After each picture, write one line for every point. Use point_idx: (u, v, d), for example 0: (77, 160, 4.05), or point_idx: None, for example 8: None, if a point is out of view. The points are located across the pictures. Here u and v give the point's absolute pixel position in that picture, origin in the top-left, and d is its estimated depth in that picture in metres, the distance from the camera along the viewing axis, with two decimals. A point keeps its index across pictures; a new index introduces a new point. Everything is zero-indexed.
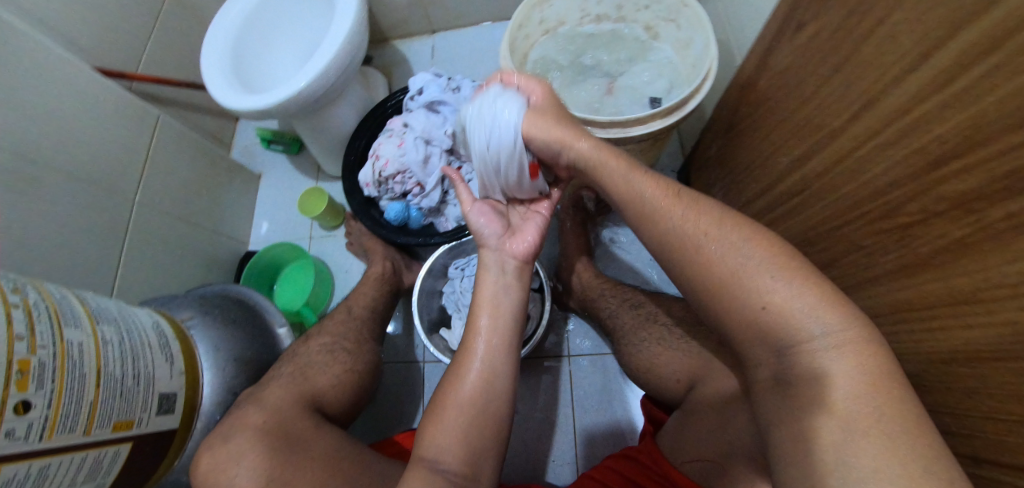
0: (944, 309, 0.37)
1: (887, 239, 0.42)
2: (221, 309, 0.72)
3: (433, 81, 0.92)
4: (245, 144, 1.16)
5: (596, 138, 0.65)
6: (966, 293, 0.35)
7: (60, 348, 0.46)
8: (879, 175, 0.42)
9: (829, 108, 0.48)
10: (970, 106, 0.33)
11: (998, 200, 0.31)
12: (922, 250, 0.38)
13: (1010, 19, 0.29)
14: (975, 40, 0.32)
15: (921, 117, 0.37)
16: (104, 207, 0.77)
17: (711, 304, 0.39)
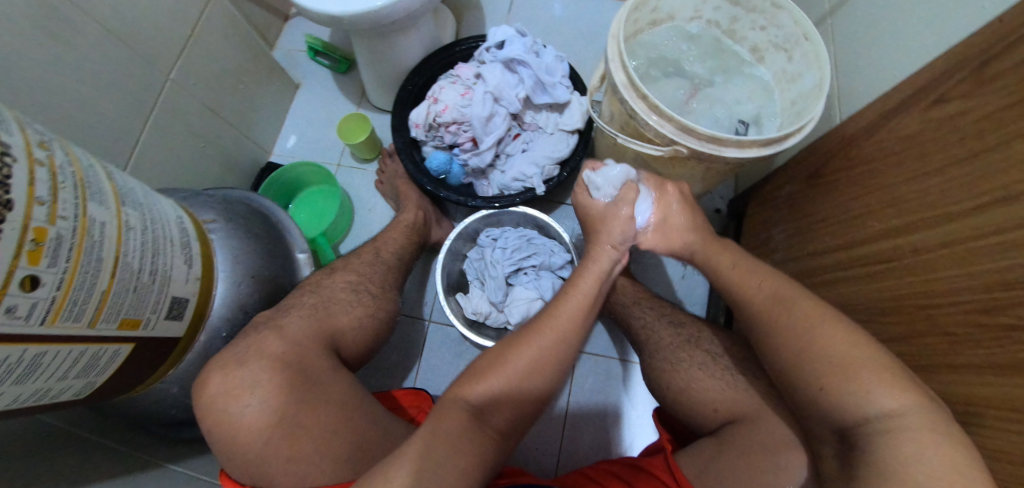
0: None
1: (967, 335, 0.42)
2: (245, 220, 0.67)
3: (518, 38, 0.85)
4: (289, 49, 1.08)
5: (688, 149, 0.61)
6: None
7: (81, 225, 0.40)
8: (977, 269, 0.42)
9: (952, 189, 0.46)
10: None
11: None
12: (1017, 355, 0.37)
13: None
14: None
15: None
16: (134, 76, 0.69)
17: (784, 361, 0.40)
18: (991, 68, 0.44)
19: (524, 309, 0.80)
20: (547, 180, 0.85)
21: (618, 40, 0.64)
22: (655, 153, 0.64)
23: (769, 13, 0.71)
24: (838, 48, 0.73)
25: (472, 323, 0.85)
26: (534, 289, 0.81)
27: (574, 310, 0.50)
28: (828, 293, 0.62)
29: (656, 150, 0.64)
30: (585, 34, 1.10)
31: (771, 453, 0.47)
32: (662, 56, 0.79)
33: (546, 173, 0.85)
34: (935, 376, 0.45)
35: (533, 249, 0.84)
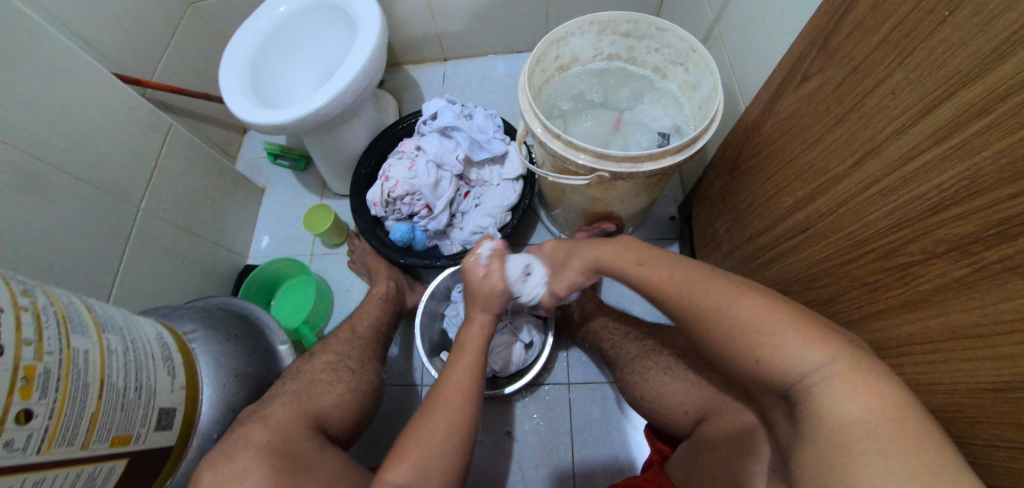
0: (946, 346, 0.38)
1: (881, 280, 0.45)
2: (223, 323, 0.71)
3: (447, 108, 0.95)
4: (251, 158, 1.18)
5: (608, 173, 0.68)
6: (968, 329, 0.36)
7: (66, 355, 0.44)
8: (869, 218, 0.46)
9: (830, 154, 0.51)
10: (969, 159, 0.35)
11: (996, 244, 0.33)
12: (920, 288, 0.40)
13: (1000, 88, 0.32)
14: (971, 100, 0.35)
15: (919, 168, 0.40)
16: (107, 212, 0.76)
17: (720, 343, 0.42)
18: (830, 45, 0.51)
19: (506, 354, 0.82)
20: (502, 228, 0.93)
21: (527, 93, 0.74)
22: (580, 183, 0.71)
23: (657, 37, 0.80)
24: (725, 53, 0.82)
25: None
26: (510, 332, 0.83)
27: (459, 382, 0.55)
28: (771, 271, 0.65)
29: (581, 180, 0.72)
30: (514, 87, 1.20)
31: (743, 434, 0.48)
32: (575, 96, 0.88)
33: (501, 222, 0.93)
34: (869, 326, 0.48)
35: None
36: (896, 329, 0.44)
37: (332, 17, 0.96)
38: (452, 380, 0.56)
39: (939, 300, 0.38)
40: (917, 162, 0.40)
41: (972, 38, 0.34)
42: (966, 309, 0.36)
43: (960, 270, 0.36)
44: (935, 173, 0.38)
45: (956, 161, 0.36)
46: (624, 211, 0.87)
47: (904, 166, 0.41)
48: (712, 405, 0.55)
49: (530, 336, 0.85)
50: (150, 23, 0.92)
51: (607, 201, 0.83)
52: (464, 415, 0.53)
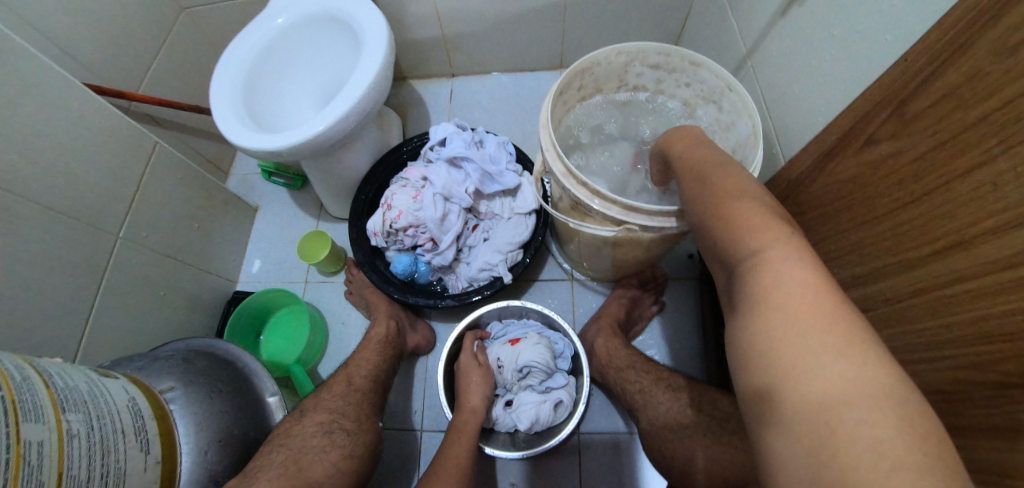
0: (1018, 481, 0.34)
1: (962, 389, 0.40)
2: (207, 377, 0.64)
3: (457, 134, 0.90)
4: (244, 173, 1.10)
5: (639, 226, 0.63)
6: None
7: (16, 452, 0.38)
8: (952, 319, 0.41)
9: (903, 235, 0.46)
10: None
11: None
12: (1008, 415, 0.36)
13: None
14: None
15: (1017, 281, 0.34)
16: (81, 245, 0.69)
17: None
18: (906, 112, 0.45)
19: (531, 413, 0.77)
20: (513, 267, 0.88)
21: (548, 131, 0.68)
22: (608, 234, 0.67)
23: (689, 72, 0.74)
24: (761, 93, 0.76)
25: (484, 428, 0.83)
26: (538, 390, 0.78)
27: None
28: None
29: (608, 231, 0.67)
30: (525, 108, 1.14)
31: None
32: (595, 129, 0.82)
33: (510, 259, 0.88)
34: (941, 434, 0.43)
35: (518, 348, 0.82)
36: (977, 448, 0.39)
37: (335, 30, 0.88)
38: None
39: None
40: (1019, 271, 0.34)
41: None
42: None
43: None
44: None
45: None
46: (644, 255, 0.82)
47: (1003, 271, 0.36)
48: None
49: (557, 395, 0.79)
50: (136, 30, 0.84)
51: (629, 247, 0.77)
52: None
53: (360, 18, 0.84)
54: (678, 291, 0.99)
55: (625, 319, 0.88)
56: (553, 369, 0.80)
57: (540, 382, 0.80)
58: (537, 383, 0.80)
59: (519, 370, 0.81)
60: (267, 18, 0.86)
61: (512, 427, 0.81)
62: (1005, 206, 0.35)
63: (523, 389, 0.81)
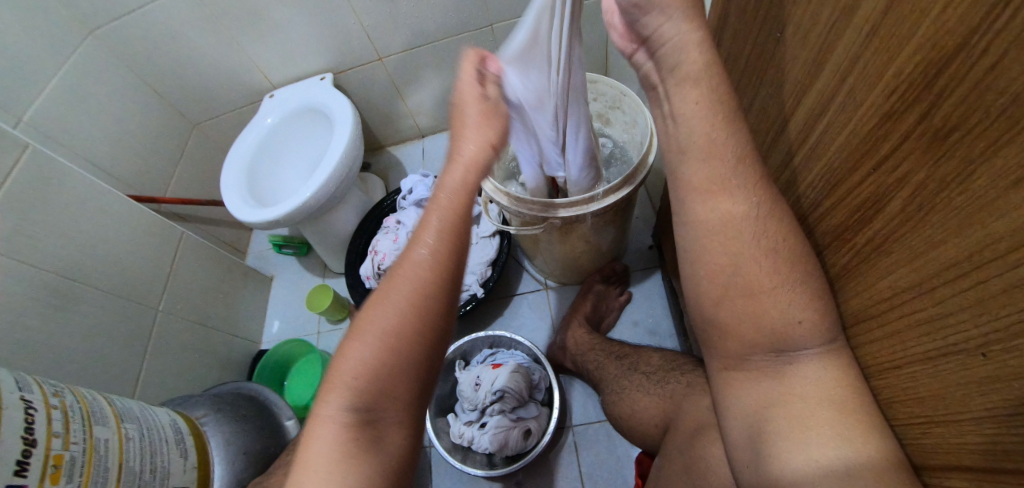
0: (870, 320, 0.40)
1: None
2: (233, 405, 0.77)
3: (421, 182, 1.07)
4: (259, 251, 1.30)
5: (561, 217, 0.75)
6: (871, 303, 0.39)
7: (89, 444, 0.52)
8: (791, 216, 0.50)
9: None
10: (841, 135, 0.39)
11: (877, 210, 0.37)
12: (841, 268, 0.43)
13: (843, 66, 0.37)
14: (829, 80, 0.39)
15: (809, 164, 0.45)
16: (128, 317, 0.85)
17: None
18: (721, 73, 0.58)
19: (501, 436, 0.84)
20: (485, 282, 1.00)
21: None
22: (538, 230, 0.79)
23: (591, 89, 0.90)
24: None
25: (458, 446, 0.90)
26: (511, 417, 0.86)
27: (401, 312, 0.41)
28: None
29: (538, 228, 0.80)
30: None
31: (696, 439, 0.49)
32: None
33: (483, 276, 1.00)
34: None
35: (498, 373, 0.89)
36: None
37: (314, 118, 1.10)
38: (393, 301, 0.42)
39: (848, 279, 0.42)
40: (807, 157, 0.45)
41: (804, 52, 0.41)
42: (882, 279, 0.37)
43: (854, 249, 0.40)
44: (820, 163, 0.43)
45: (830, 151, 0.41)
46: (593, 246, 0.93)
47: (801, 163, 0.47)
48: (673, 414, 0.56)
49: (527, 423, 0.86)
50: (160, 148, 1.08)
51: (574, 241, 0.89)
52: (405, 333, 0.41)
53: (331, 105, 1.05)
54: (644, 280, 1.07)
55: (593, 312, 0.97)
56: (526, 400, 0.88)
57: (513, 410, 0.86)
58: (509, 409, 0.87)
59: (494, 394, 0.87)
60: (261, 121, 1.08)
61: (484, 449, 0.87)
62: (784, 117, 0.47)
63: (495, 412, 0.86)
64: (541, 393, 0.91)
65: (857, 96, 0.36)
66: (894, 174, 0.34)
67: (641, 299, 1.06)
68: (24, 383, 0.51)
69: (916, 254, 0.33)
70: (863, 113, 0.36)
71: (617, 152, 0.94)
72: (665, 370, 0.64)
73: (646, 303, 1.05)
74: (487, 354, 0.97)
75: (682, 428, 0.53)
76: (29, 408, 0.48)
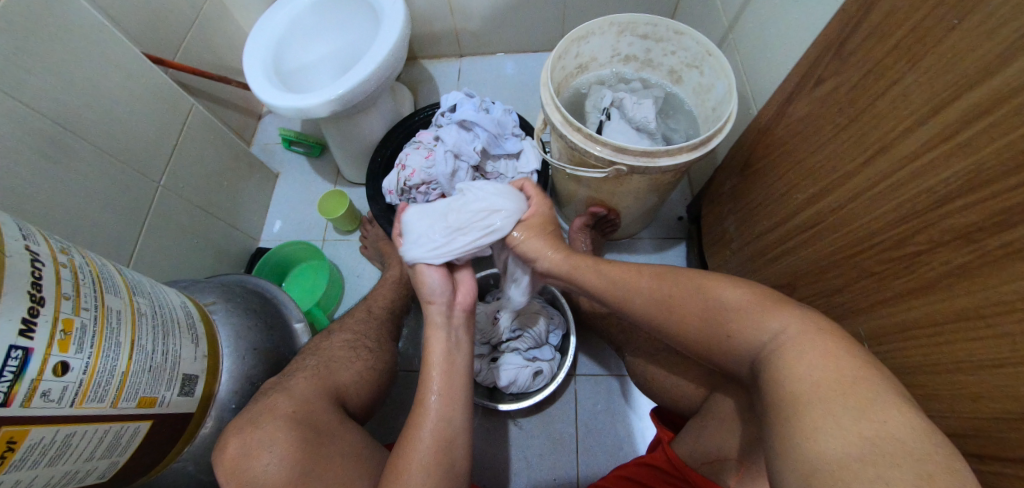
0: (950, 326, 0.41)
1: (859, 275, 0.52)
2: (243, 299, 0.72)
3: (467, 101, 1.02)
4: (266, 143, 1.20)
5: (627, 165, 0.75)
6: (933, 320, 0.43)
7: (101, 312, 0.46)
8: (850, 222, 0.53)
9: (829, 162, 0.57)
10: (971, 156, 0.38)
11: (999, 232, 0.36)
12: (925, 276, 0.43)
13: (1004, 89, 0.35)
14: (969, 108, 0.38)
15: (906, 178, 0.45)
16: (126, 186, 0.76)
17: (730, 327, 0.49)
18: (846, 49, 0.53)
19: (513, 373, 0.85)
20: None
21: (547, 87, 0.81)
22: (600, 174, 0.78)
23: (674, 40, 0.83)
24: (739, 58, 0.85)
25: None
26: (526, 357, 0.87)
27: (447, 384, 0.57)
28: (778, 267, 0.69)
29: (600, 172, 0.78)
30: (528, 87, 1.25)
31: (747, 418, 0.55)
32: (591, 93, 0.92)
33: None
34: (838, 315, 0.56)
35: (518, 310, 0.89)
36: (860, 314, 0.52)
37: (358, 8, 0.99)
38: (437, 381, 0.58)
39: (901, 293, 0.46)
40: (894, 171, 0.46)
41: (972, 49, 0.38)
42: (938, 302, 0.42)
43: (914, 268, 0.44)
44: (912, 186, 0.44)
45: (926, 179, 0.43)
46: (633, 205, 0.91)
47: (893, 174, 0.47)
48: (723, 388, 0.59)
49: (539, 365, 0.87)
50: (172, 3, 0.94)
51: (617, 194, 0.86)
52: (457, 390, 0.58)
53: None
54: (664, 248, 1.07)
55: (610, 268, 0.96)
56: (541, 342, 0.88)
57: (527, 349, 0.87)
58: (523, 348, 0.87)
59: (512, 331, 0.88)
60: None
61: (490, 383, 0.88)
62: (900, 124, 0.46)
63: (510, 350, 0.88)
64: (556, 339, 0.91)
65: (1009, 119, 0.35)
66: (983, 218, 0.37)
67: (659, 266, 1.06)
68: (26, 232, 0.43)
69: (987, 279, 0.37)
70: (1009, 143, 0.35)
71: (680, 114, 0.90)
72: None
73: None
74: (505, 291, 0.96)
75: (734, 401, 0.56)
76: (35, 261, 0.41)
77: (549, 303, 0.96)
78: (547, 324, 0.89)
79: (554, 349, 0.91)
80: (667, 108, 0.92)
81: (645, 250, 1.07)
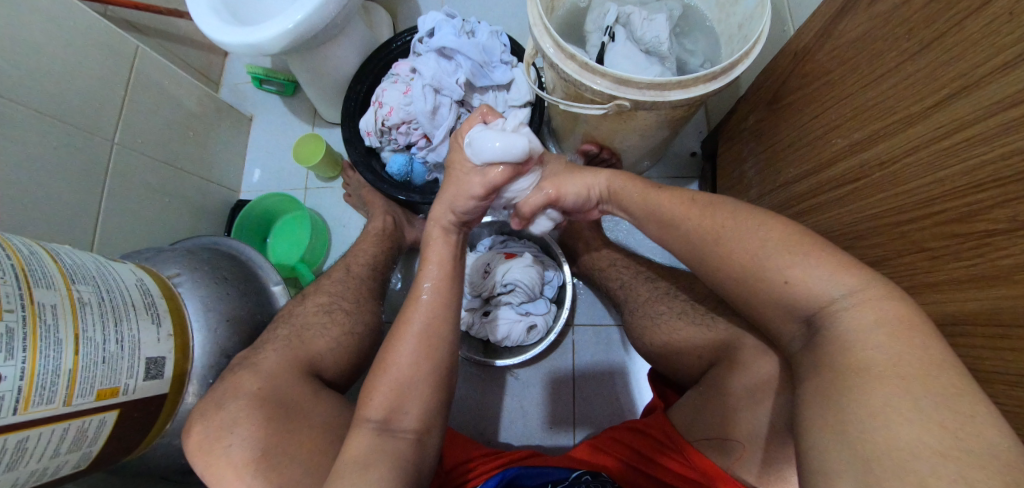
0: (1019, 328, 0.32)
1: (908, 247, 0.43)
2: (212, 268, 0.68)
3: (447, 22, 0.87)
4: (235, 83, 1.09)
5: (630, 101, 0.63)
6: (1002, 318, 0.34)
7: (31, 312, 0.43)
8: (903, 181, 0.42)
9: (885, 101, 0.44)
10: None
11: None
12: (999, 263, 0.34)
13: None
14: None
15: (989, 132, 0.34)
16: (72, 147, 0.69)
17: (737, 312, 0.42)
18: None
19: (506, 328, 0.82)
20: None
21: (535, 5, 0.66)
22: (597, 113, 0.66)
23: None
24: None
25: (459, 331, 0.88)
26: (519, 311, 0.83)
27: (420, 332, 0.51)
28: (804, 223, 0.59)
29: (598, 110, 0.66)
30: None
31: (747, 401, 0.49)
32: (593, 8, 0.76)
33: None
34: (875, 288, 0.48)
35: (509, 263, 0.84)
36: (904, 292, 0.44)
37: None
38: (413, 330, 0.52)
39: (960, 277, 0.37)
40: (975, 121, 0.35)
41: None
42: (1009, 297, 0.33)
43: (983, 250, 0.35)
44: (996, 144, 0.33)
45: (1017, 137, 0.31)
46: (639, 145, 0.79)
47: (972, 125, 0.35)
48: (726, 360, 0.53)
49: (533, 320, 0.83)
50: None
51: (620, 132, 0.75)
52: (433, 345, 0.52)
53: None
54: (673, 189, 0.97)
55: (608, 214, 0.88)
56: (535, 296, 0.84)
57: (520, 303, 0.83)
58: (516, 302, 0.83)
59: (503, 285, 0.83)
60: None
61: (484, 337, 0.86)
62: (997, 54, 0.33)
63: (503, 303, 0.84)
64: (551, 291, 0.87)
65: None
66: None
67: None
68: None
69: None
70: None
71: (700, 32, 0.75)
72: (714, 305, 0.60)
73: None
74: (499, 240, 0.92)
75: None
76: None
77: (544, 253, 0.90)
78: (541, 276, 0.84)
79: (549, 302, 0.87)
80: (683, 25, 0.76)
81: None
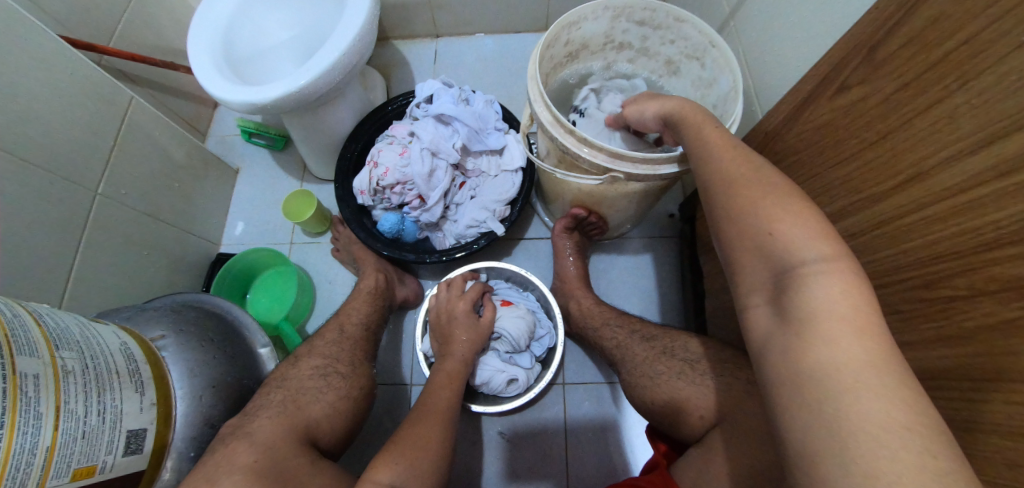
0: (985, 384, 0.37)
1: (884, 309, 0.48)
2: (198, 328, 0.64)
3: (444, 91, 0.93)
4: (223, 135, 1.09)
5: (624, 173, 0.69)
6: (969, 376, 0.39)
7: (12, 382, 0.39)
8: (874, 250, 0.49)
9: (851, 180, 0.52)
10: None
11: None
12: (963, 325, 0.39)
13: None
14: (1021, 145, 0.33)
15: (943, 213, 0.40)
16: (52, 198, 0.66)
17: None
18: (875, 56, 0.48)
19: (486, 374, 0.82)
20: (503, 220, 0.93)
21: (536, 82, 0.72)
22: (593, 182, 0.72)
23: (674, 28, 0.75)
24: (744, 50, 0.78)
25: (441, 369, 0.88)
26: (504, 361, 0.83)
27: None
28: None
29: (593, 179, 0.72)
30: (511, 72, 1.15)
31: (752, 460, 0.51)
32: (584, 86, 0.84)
33: (499, 214, 0.92)
34: None
35: (503, 311, 0.86)
36: None
37: None
38: None
39: (930, 337, 0.43)
40: (929, 203, 0.42)
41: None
42: (973, 355, 0.38)
43: (948, 313, 0.40)
44: (949, 224, 0.39)
45: (967, 219, 0.38)
46: (627, 209, 0.85)
47: (926, 206, 0.42)
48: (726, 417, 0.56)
49: (516, 371, 0.83)
50: None
51: (611, 198, 0.80)
52: None
53: None
54: (654, 249, 1.03)
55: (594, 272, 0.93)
56: (522, 348, 0.85)
57: (506, 352, 0.84)
58: (502, 350, 0.84)
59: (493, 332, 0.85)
60: None
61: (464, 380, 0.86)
62: (941, 151, 0.40)
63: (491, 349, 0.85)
64: (541, 347, 0.88)
65: None
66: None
67: (648, 267, 1.02)
68: None
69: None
70: None
71: None
72: (708, 363, 0.63)
73: (651, 272, 1.02)
74: (503, 286, 0.94)
75: (737, 437, 0.53)
76: None
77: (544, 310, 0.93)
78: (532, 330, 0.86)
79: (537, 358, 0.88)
80: None
81: (631, 251, 1.03)
